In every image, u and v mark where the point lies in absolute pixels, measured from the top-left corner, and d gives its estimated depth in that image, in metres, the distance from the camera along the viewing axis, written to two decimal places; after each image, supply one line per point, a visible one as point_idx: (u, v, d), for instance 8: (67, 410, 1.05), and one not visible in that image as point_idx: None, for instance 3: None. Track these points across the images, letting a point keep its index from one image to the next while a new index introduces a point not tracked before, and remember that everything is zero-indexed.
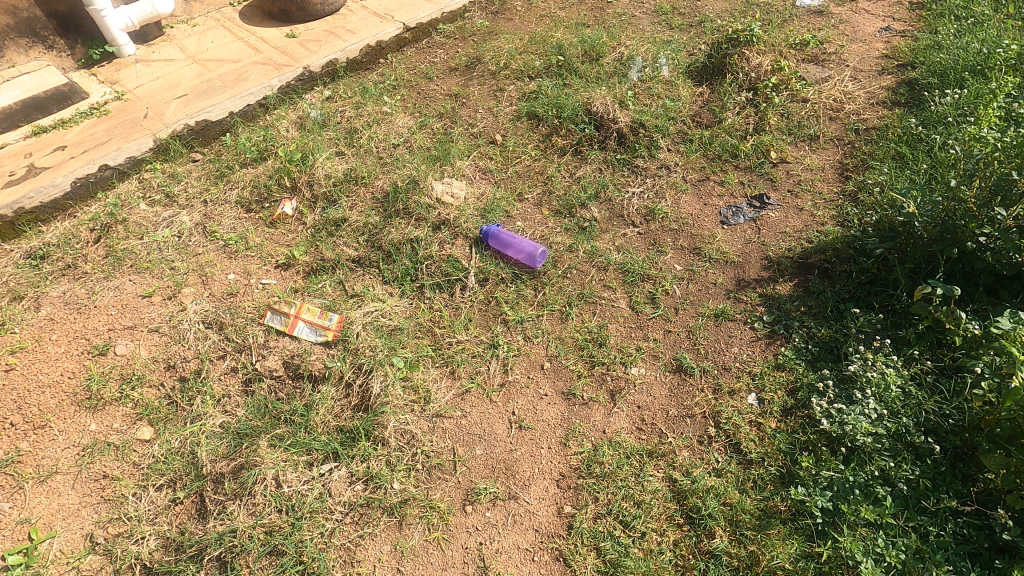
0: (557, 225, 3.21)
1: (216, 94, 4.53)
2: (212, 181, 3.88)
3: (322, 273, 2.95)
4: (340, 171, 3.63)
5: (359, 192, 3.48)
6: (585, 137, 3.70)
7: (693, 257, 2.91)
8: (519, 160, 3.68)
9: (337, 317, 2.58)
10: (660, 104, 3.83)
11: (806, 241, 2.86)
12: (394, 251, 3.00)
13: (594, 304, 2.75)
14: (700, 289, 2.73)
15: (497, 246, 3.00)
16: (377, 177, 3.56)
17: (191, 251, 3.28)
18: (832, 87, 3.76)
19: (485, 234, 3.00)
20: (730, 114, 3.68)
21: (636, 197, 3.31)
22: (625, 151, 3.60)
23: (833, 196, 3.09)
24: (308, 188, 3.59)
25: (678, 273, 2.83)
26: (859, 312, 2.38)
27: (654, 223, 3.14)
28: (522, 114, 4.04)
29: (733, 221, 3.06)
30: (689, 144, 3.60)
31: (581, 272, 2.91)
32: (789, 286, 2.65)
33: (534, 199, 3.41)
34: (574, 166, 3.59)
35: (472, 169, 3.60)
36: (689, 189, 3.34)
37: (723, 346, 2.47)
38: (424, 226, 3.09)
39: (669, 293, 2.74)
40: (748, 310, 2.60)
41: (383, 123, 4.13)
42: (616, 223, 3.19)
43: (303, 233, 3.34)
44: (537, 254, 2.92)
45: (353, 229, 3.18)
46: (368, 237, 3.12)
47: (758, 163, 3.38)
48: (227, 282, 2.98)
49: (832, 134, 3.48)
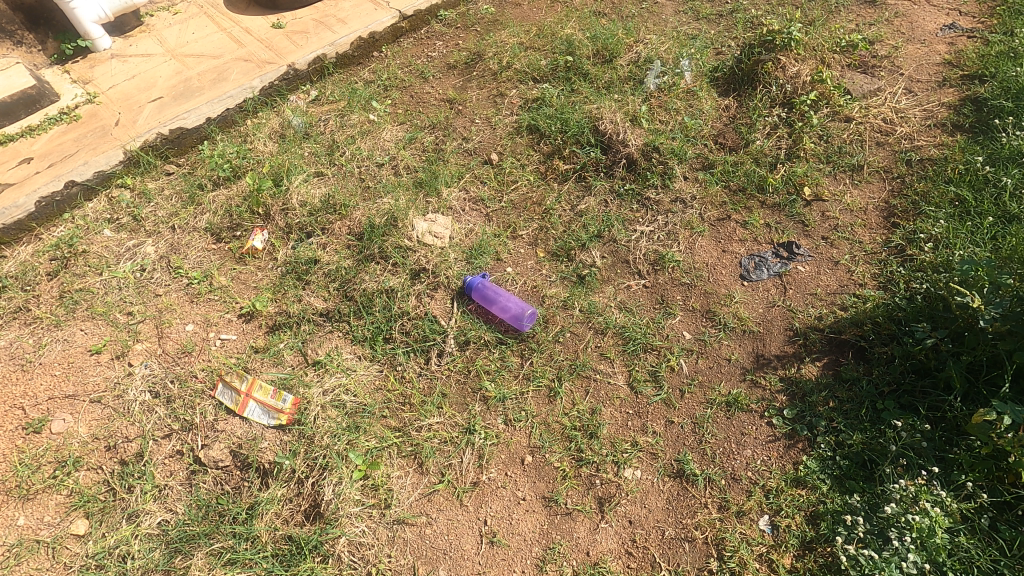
0: (552, 272, 2.83)
1: (193, 97, 4.17)
2: (182, 202, 3.58)
3: (285, 330, 2.65)
4: (317, 198, 3.29)
5: (335, 225, 3.13)
6: (591, 160, 3.26)
7: (705, 322, 2.51)
8: (515, 187, 3.27)
9: (292, 397, 2.30)
10: (679, 121, 3.35)
11: (840, 309, 2.44)
12: (365, 306, 2.68)
13: (587, 379, 2.40)
14: (711, 367, 2.35)
15: (480, 302, 2.65)
16: (356, 208, 3.21)
17: (151, 291, 3.00)
18: (882, 104, 3.22)
19: (468, 285, 2.66)
20: (759, 137, 3.19)
21: (645, 239, 2.90)
22: (635, 179, 3.16)
23: (876, 249, 2.64)
24: (281, 217, 3.26)
25: (687, 344, 2.45)
26: (901, 420, 1.99)
27: (663, 274, 2.74)
28: (522, 127, 3.60)
29: (755, 276, 2.64)
30: (710, 172, 3.14)
31: (575, 336, 2.55)
32: (817, 369, 2.26)
33: (528, 237, 3.02)
34: (576, 197, 3.17)
35: (462, 199, 3.22)
36: (706, 230, 2.90)
37: (733, 447, 2.11)
38: (401, 275, 2.75)
39: (675, 369, 2.37)
40: (766, 398, 2.22)
41: (369, 136, 3.74)
42: (619, 272, 2.80)
43: (272, 272, 3.03)
44: (528, 314, 2.56)
45: (323, 274, 2.85)
46: (339, 285, 2.79)
47: (789, 201, 2.92)
48: (183, 336, 2.71)
49: (879, 166, 2.98)
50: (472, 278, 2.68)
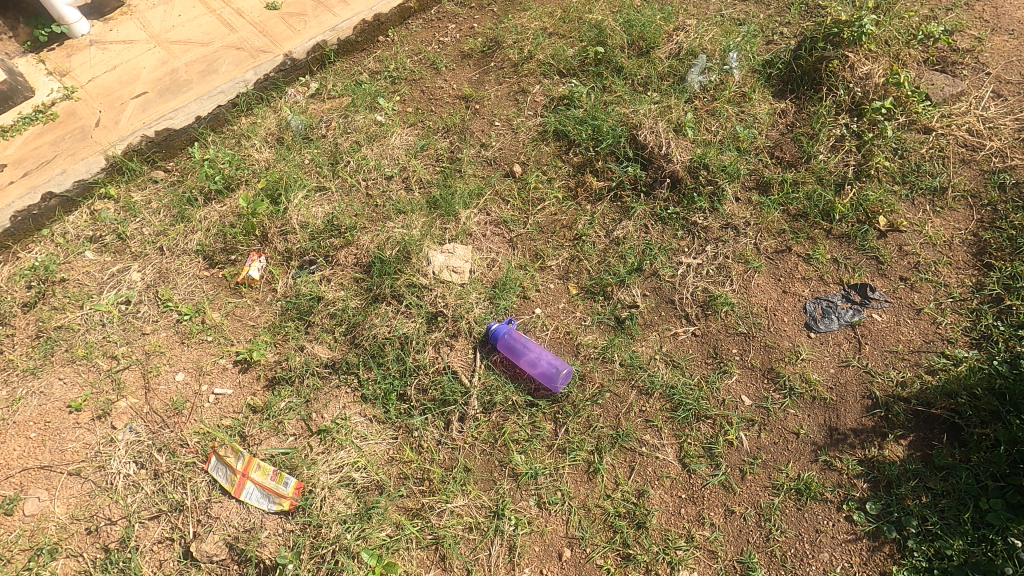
0: (587, 315, 2.49)
1: (181, 93, 3.76)
2: (169, 217, 3.23)
3: (285, 385, 2.34)
4: (319, 219, 2.94)
5: (340, 253, 2.78)
6: (628, 177, 2.87)
7: (767, 383, 2.17)
8: (541, 207, 2.89)
9: (294, 479, 2.01)
10: (728, 131, 2.94)
11: (927, 373, 2.10)
12: (377, 358, 2.37)
13: (632, 454, 2.10)
14: (776, 442, 2.04)
15: (507, 353, 2.32)
16: (363, 233, 2.86)
17: (138, 329, 2.70)
18: (967, 112, 2.80)
19: (493, 333, 2.32)
20: (822, 151, 2.78)
21: (692, 275, 2.54)
22: (679, 201, 2.77)
23: (967, 295, 2.27)
24: (280, 241, 2.92)
25: (747, 411, 2.12)
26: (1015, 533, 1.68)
27: (715, 320, 2.39)
28: (547, 133, 3.19)
29: (823, 325, 2.29)
30: (765, 193, 2.75)
31: (615, 397, 2.23)
32: (903, 452, 1.94)
33: (558, 269, 2.67)
34: (612, 220, 2.79)
35: (482, 222, 2.85)
36: (764, 265, 2.53)
37: (806, 548, 1.83)
38: (415, 320, 2.42)
39: (734, 443, 2.06)
40: (844, 486, 1.91)
41: (376, 142, 3.33)
42: (664, 316, 2.45)
43: (271, 307, 2.71)
44: (564, 370, 2.23)
45: (328, 316, 2.53)
46: (346, 330, 2.48)
47: (859, 231, 2.54)
48: (172, 389, 2.41)
49: (966, 189, 2.58)
50: (498, 325, 2.35)
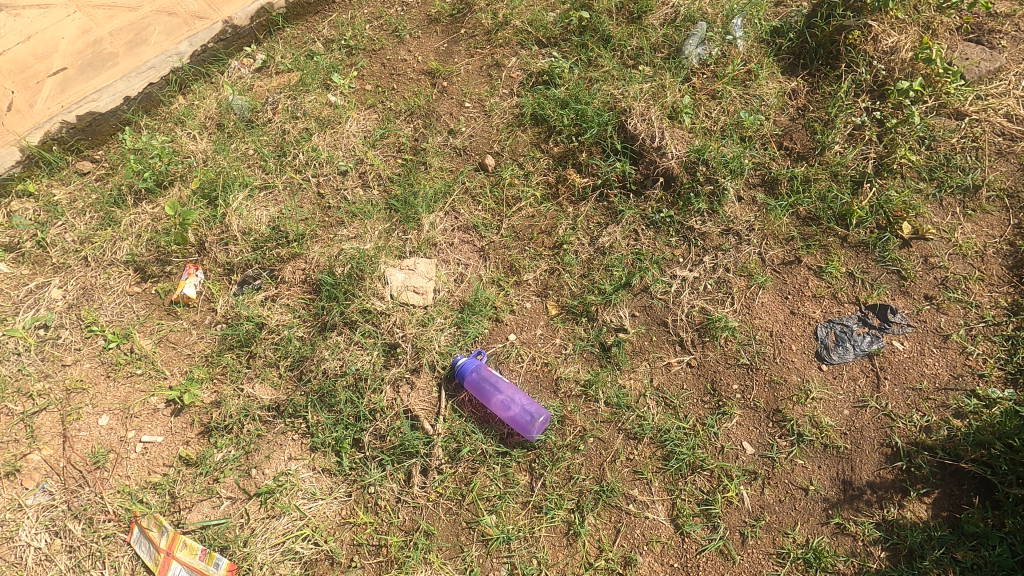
0: (568, 341, 2.18)
1: (104, 69, 3.23)
2: (94, 219, 2.81)
3: (223, 434, 2.04)
4: (263, 225, 2.56)
5: (286, 268, 2.42)
6: (615, 173, 2.50)
7: (772, 428, 1.90)
8: (516, 208, 2.53)
9: (225, 561, 1.78)
10: (731, 116, 2.55)
11: (955, 416, 1.84)
12: (328, 399, 2.06)
13: (617, 513, 1.85)
14: (782, 500, 1.79)
15: (475, 392, 2.00)
16: (313, 243, 2.49)
17: (58, 360, 2.35)
18: (1005, 93, 2.43)
19: (460, 368, 2.00)
20: (838, 141, 2.41)
21: (688, 292, 2.22)
22: (674, 202, 2.41)
23: (1001, 319, 1.99)
24: (219, 251, 2.55)
25: (748, 462, 1.86)
26: None
27: (713, 347, 2.09)
28: (524, 117, 2.77)
29: (837, 355, 2.00)
30: (771, 192, 2.40)
31: (599, 444, 1.96)
32: (926, 513, 1.70)
33: (535, 284, 2.33)
34: (597, 224, 2.44)
35: (448, 227, 2.49)
36: (769, 279, 2.22)
37: None
38: (370, 353, 2.11)
39: (733, 501, 1.81)
40: (860, 555, 1.68)
41: (329, 129, 2.90)
42: (655, 342, 2.15)
43: (209, 332, 2.37)
44: (542, 416, 1.94)
45: (271, 348, 2.21)
46: (292, 364, 2.16)
47: (880, 238, 2.21)
48: (95, 437, 2.11)
49: (1002, 187, 2.24)
50: (466, 359, 2.02)
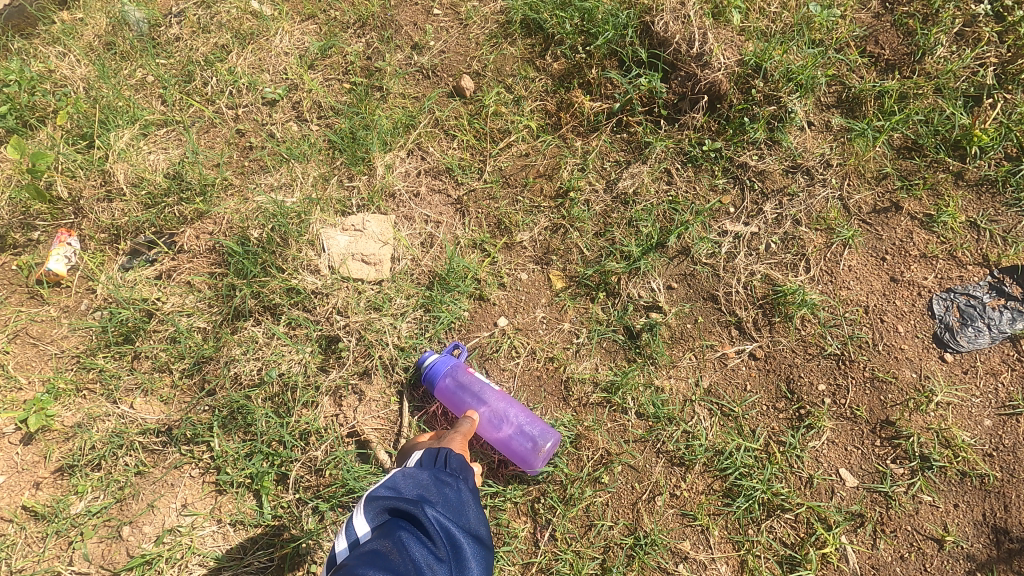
0: (580, 327, 1.57)
1: None
2: None
3: (88, 474, 1.42)
4: (159, 173, 1.88)
5: (187, 231, 1.75)
6: (639, 93, 1.82)
7: (881, 448, 1.32)
8: (503, 144, 1.87)
9: None
10: (795, 12, 1.86)
11: None
12: (241, 420, 1.45)
13: None
14: (902, 558, 1.23)
15: (451, 404, 1.40)
16: (226, 196, 1.81)
17: None
18: None
19: (428, 371, 1.39)
20: (945, 42, 1.75)
21: (744, 255, 1.61)
22: (719, 132, 1.77)
23: None
24: (99, 210, 1.86)
25: (850, 500, 1.29)
26: None
27: (785, 332, 1.49)
28: (512, 23, 2.05)
29: (966, 340, 1.40)
30: (852, 116, 1.76)
31: (631, 474, 1.38)
32: None
33: (533, 248, 1.70)
34: (614, 164, 1.80)
35: (412, 172, 1.82)
36: (857, 234, 1.60)
37: None
38: (302, 352, 1.49)
39: (831, 560, 1.25)
40: None
41: (251, 45, 2.16)
42: (703, 326, 1.54)
43: (83, 322, 1.71)
44: (550, 440, 1.33)
45: (163, 345, 1.56)
46: (189, 368, 1.52)
47: (1013, 174, 1.58)
48: None
49: None
50: (438, 356, 1.41)
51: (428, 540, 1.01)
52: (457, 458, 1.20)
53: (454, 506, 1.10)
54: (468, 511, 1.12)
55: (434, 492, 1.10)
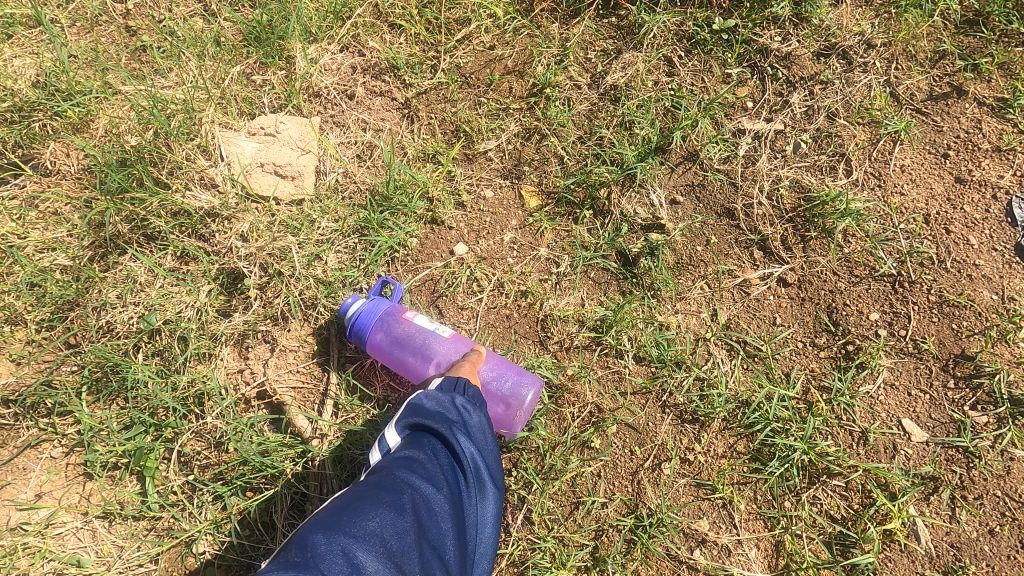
0: (561, 253, 1.23)
1: None
2: None
3: None
4: (20, 78, 1.47)
5: (55, 149, 1.36)
6: None
7: (956, 392, 1.01)
8: (461, 33, 1.47)
9: None
10: None
11: None
12: (113, 382, 1.10)
13: (671, 566, 1.00)
14: (991, 533, 0.93)
15: (390, 362, 1.07)
16: (107, 104, 1.41)
17: None
18: None
19: (353, 323, 1.04)
20: None
21: (767, 159, 1.26)
22: (733, 7, 1.39)
23: None
24: None
25: (916, 459, 0.98)
26: None
27: (824, 251, 1.16)
28: None
29: None
30: None
31: (629, 436, 1.07)
32: None
33: (500, 159, 1.34)
34: (601, 54, 1.42)
35: (345, 69, 1.44)
36: (912, 126, 1.26)
37: None
38: (196, 292, 1.14)
39: (894, 538, 0.95)
40: None
41: None
42: (716, 246, 1.20)
43: None
44: (525, 400, 1.02)
45: (9, 290, 1.17)
46: (47, 317, 1.15)
47: None
48: None
49: None
50: (364, 301, 1.05)
51: (457, 462, 0.87)
52: (478, 387, 0.96)
53: (486, 422, 0.93)
54: (493, 435, 0.95)
55: (466, 406, 0.91)
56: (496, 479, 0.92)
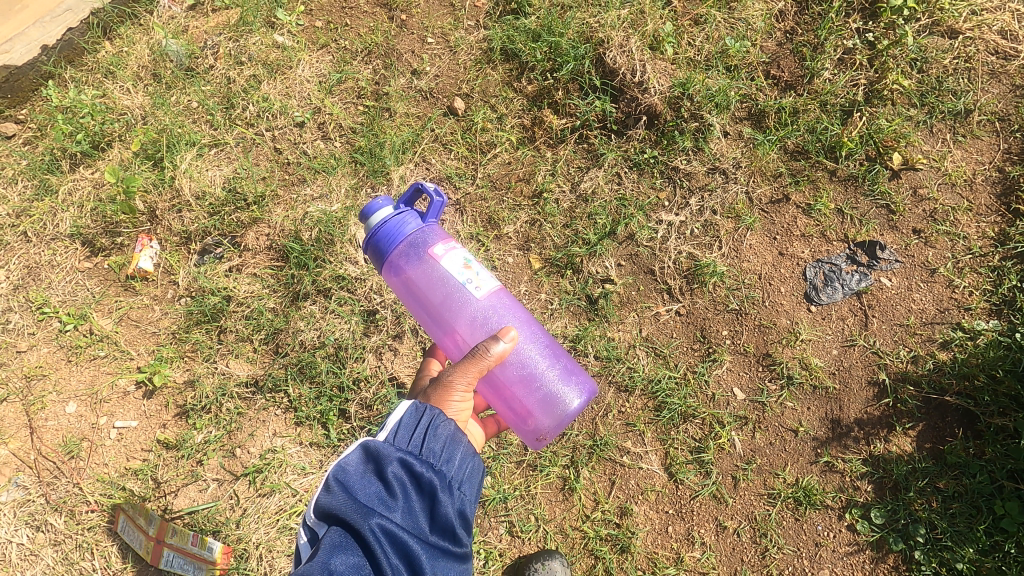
0: (553, 297, 2.12)
1: (13, 15, 2.80)
2: (29, 188, 2.51)
3: (202, 416, 1.97)
4: (217, 186, 2.35)
5: (248, 234, 2.25)
6: (594, 113, 2.32)
7: (762, 371, 1.90)
8: (490, 154, 2.36)
9: (219, 544, 1.78)
10: (715, 44, 2.36)
11: (940, 351, 1.85)
12: (307, 372, 1.99)
13: (611, 465, 1.86)
14: (773, 443, 1.82)
15: (412, 275, 1.46)
16: (275, 204, 2.30)
17: (14, 347, 2.20)
18: (1001, 7, 2.27)
19: (386, 234, 1.42)
20: (828, 67, 2.26)
21: (674, 238, 2.13)
22: (657, 141, 2.26)
23: (988, 250, 1.97)
24: (173, 218, 2.32)
25: (740, 408, 1.87)
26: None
27: (702, 296, 2.04)
28: (492, 52, 2.49)
29: (826, 296, 1.97)
30: (758, 126, 2.26)
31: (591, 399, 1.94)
32: (912, 445, 1.75)
33: (516, 237, 2.23)
34: (577, 169, 2.30)
35: (420, 180, 2.34)
36: (757, 220, 2.13)
37: (806, 566, 1.69)
38: (349, 322, 2.04)
39: (725, 447, 1.83)
40: (847, 490, 1.73)
41: (279, 75, 2.58)
42: (642, 291, 2.09)
43: (173, 306, 2.21)
44: (554, 421, 1.41)
45: (242, 321, 2.10)
46: (265, 337, 2.06)
47: (868, 171, 2.12)
48: (65, 424, 2.02)
49: (994, 111, 2.15)
50: (400, 218, 1.43)
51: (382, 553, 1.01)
52: (444, 441, 1.18)
53: (432, 492, 1.09)
54: (428, 511, 1.09)
55: (403, 481, 1.09)
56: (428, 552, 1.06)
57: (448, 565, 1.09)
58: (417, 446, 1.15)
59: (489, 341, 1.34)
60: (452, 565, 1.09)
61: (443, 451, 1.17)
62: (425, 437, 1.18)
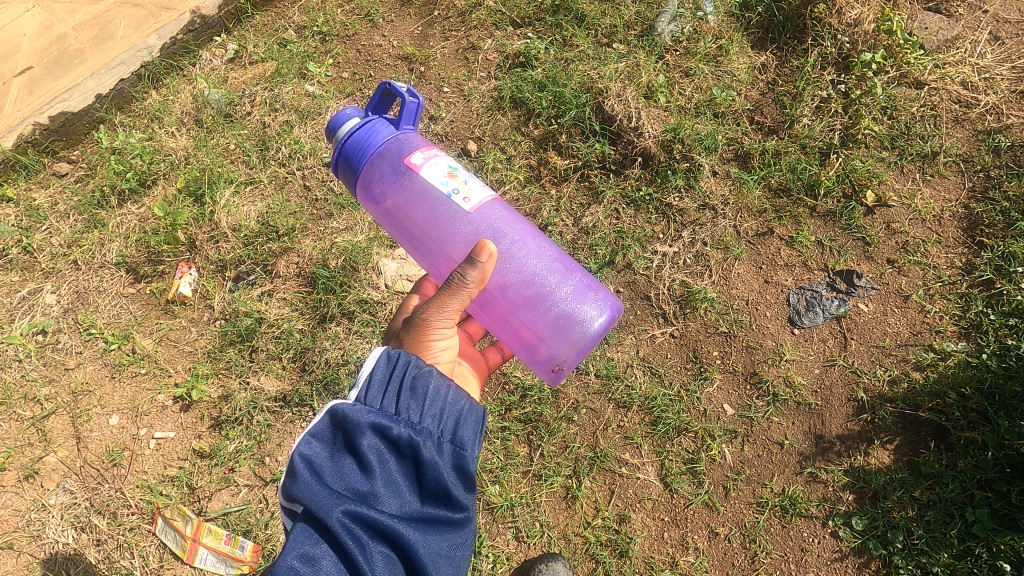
0: None
1: (72, 67, 2.94)
2: (79, 221, 2.69)
3: (234, 428, 2.18)
4: (252, 220, 2.57)
5: (280, 262, 2.46)
6: (594, 154, 2.55)
7: (750, 389, 2.08)
8: (500, 192, 2.59)
9: (251, 543, 2.03)
10: (704, 93, 2.61)
11: (914, 371, 2.03)
12: (333, 389, 2.21)
13: (612, 475, 2.03)
14: (760, 455, 2.00)
15: (398, 189, 1.61)
16: (304, 236, 2.52)
17: (62, 367, 2.37)
18: (962, 61, 2.51)
19: (364, 145, 1.56)
20: (806, 114, 2.47)
21: (669, 267, 2.32)
22: (652, 179, 2.47)
23: (956, 278, 2.15)
24: (210, 248, 2.52)
25: (730, 423, 2.05)
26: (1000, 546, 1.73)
27: (695, 320, 2.22)
28: (503, 100, 2.75)
29: (808, 320, 2.15)
30: (744, 167, 2.46)
31: (592, 414, 2.11)
32: (889, 457, 1.92)
33: None
34: (579, 205, 2.51)
35: None
36: (744, 251, 2.32)
37: (792, 569, 1.86)
38: (370, 342, 2.29)
39: (716, 458, 2.01)
40: (830, 499, 1.91)
41: (309, 120, 2.83)
42: (638, 315, 2.26)
43: (209, 327, 2.40)
44: (573, 347, 1.57)
45: (273, 341, 2.31)
46: (294, 356, 2.28)
47: (845, 208, 2.31)
48: (108, 436, 2.22)
49: (958, 153, 2.36)
50: (375, 132, 1.58)
51: (364, 530, 1.11)
52: (418, 403, 1.25)
53: (407, 457, 1.18)
54: (406, 480, 1.18)
55: (380, 450, 1.17)
56: (410, 519, 1.15)
57: (439, 526, 1.19)
58: (387, 413, 1.22)
59: (464, 267, 1.45)
60: (439, 524, 1.19)
61: (419, 414, 1.23)
62: (400, 394, 1.25)
